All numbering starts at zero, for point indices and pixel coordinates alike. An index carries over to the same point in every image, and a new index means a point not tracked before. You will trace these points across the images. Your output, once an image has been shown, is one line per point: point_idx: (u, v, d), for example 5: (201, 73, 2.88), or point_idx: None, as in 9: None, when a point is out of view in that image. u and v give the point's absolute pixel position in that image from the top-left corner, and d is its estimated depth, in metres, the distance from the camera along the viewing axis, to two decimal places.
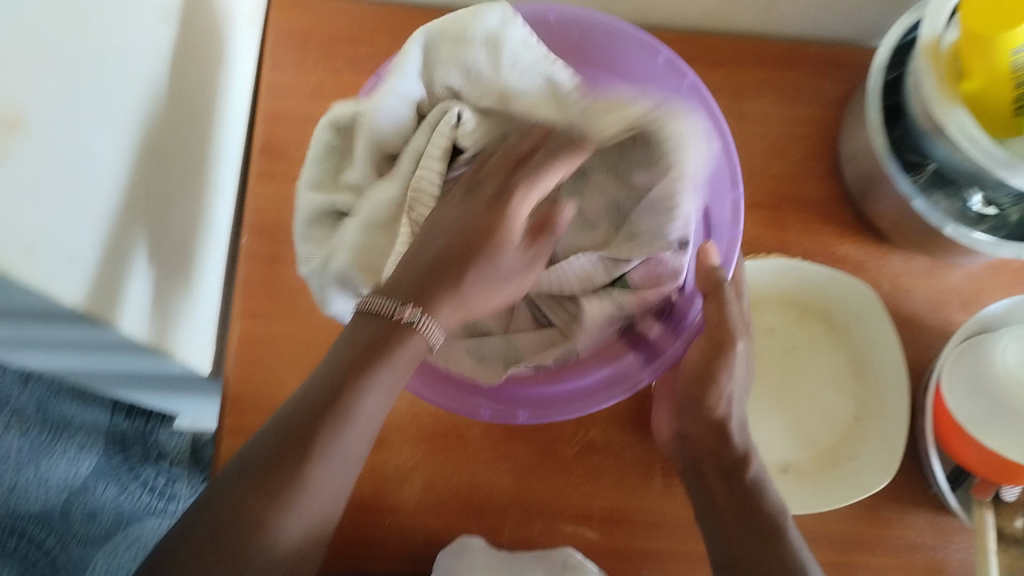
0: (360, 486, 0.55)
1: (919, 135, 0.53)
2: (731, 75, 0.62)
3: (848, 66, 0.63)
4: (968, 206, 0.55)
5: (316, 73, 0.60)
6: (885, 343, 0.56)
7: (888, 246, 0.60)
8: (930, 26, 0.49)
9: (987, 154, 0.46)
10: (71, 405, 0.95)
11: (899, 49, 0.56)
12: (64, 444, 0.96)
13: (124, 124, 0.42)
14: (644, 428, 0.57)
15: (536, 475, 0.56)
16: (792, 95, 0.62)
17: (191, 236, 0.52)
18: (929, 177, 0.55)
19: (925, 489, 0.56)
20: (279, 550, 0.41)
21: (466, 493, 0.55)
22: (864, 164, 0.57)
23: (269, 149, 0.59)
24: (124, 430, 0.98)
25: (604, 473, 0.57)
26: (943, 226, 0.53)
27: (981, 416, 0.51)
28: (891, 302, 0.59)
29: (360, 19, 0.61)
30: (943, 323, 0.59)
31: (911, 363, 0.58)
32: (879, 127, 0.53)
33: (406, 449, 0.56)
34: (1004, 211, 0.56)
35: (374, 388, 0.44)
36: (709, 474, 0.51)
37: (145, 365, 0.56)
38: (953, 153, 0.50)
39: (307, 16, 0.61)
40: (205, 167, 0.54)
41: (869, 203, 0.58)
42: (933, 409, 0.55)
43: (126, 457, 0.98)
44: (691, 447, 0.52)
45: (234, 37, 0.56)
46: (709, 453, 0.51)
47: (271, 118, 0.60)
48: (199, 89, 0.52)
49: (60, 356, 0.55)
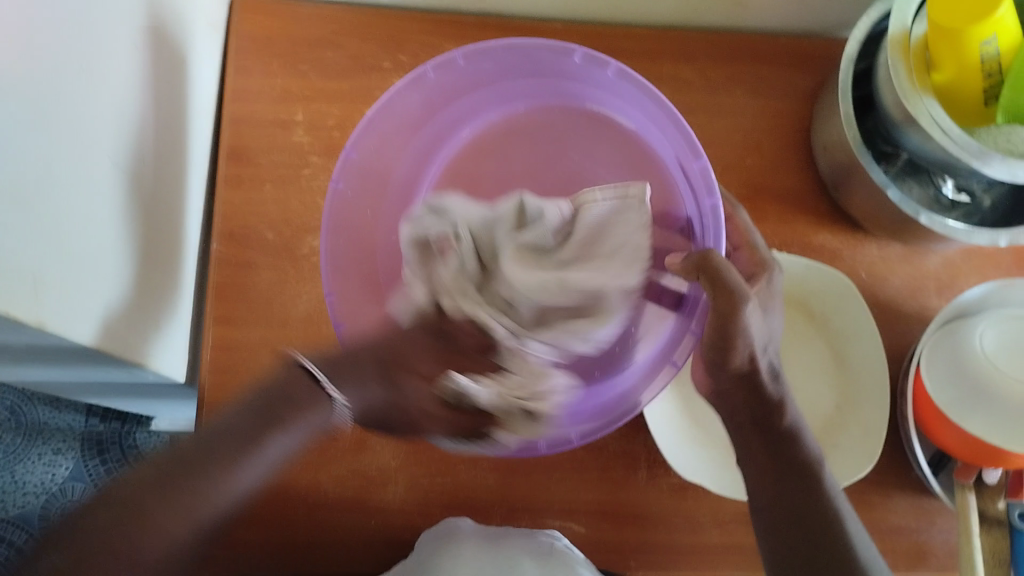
0: (347, 489, 0.55)
1: (890, 126, 0.53)
2: (702, 68, 0.62)
3: (816, 57, 0.63)
4: (941, 193, 0.56)
5: (284, 76, 0.60)
6: (865, 333, 0.57)
7: (863, 235, 0.61)
8: (897, 19, 0.50)
9: (958, 143, 0.47)
10: (44, 409, 0.94)
11: (868, 40, 0.56)
12: (40, 449, 0.95)
13: (98, 140, 0.41)
14: (627, 422, 0.58)
15: (522, 472, 0.56)
16: (763, 88, 0.62)
17: (166, 248, 0.52)
18: (902, 165, 0.56)
19: (906, 473, 0.58)
20: (156, 556, 0.34)
21: (454, 493, 0.56)
22: (837, 155, 0.57)
23: (239, 155, 0.58)
24: (100, 432, 0.97)
25: (590, 469, 0.57)
26: (917, 215, 0.53)
27: (959, 401, 0.52)
28: (867, 289, 0.60)
29: (327, 21, 0.60)
30: (919, 308, 0.60)
31: (890, 350, 0.59)
32: (850, 119, 0.54)
33: (388, 450, 0.55)
34: (975, 199, 0.57)
35: (282, 444, 0.41)
36: (746, 429, 0.49)
37: (123, 377, 0.56)
38: (925, 143, 0.50)
39: (272, 20, 0.60)
40: (180, 177, 0.53)
41: (843, 193, 0.59)
42: (912, 394, 0.56)
43: (103, 459, 0.97)
44: (724, 407, 0.50)
45: (197, 43, 0.55)
46: (740, 410, 0.49)
47: (241, 122, 0.59)
48: (170, 100, 0.51)
49: (37, 371, 0.54)
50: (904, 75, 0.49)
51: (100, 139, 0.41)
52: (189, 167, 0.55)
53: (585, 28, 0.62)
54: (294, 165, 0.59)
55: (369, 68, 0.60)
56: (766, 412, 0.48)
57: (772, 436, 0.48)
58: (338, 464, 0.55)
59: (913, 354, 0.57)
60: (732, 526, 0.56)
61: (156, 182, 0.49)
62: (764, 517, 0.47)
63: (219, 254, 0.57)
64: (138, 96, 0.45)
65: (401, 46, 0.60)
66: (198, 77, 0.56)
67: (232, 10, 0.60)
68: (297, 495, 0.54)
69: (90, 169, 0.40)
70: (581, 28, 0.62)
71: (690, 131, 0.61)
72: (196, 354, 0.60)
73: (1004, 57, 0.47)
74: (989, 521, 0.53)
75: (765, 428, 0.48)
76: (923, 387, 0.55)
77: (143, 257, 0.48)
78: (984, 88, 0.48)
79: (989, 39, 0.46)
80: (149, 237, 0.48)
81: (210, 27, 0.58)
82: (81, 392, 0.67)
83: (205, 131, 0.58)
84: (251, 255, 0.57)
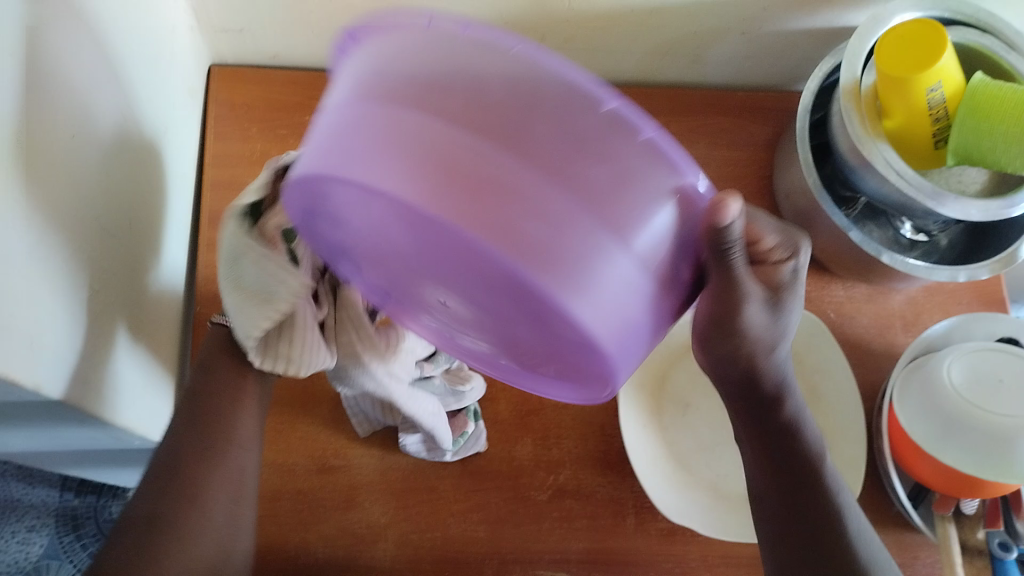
0: (335, 549, 0.54)
1: (848, 171, 0.56)
2: (665, 122, 0.65)
3: (775, 109, 0.66)
4: (900, 233, 0.59)
5: (265, 141, 0.62)
6: (839, 375, 0.59)
7: (829, 276, 0.63)
8: (849, 71, 0.52)
9: (915, 185, 0.49)
10: (19, 485, 0.91)
11: (823, 89, 0.60)
12: (12, 527, 0.89)
13: (84, 197, 0.41)
14: (612, 469, 0.59)
15: (510, 523, 0.57)
16: (725, 139, 0.65)
17: (149, 312, 0.52)
18: (861, 209, 0.59)
19: (887, 508, 0.58)
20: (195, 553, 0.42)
21: (444, 546, 0.55)
22: (799, 201, 0.60)
23: (221, 219, 0.60)
24: (75, 508, 0.91)
25: (578, 516, 0.57)
26: (879, 254, 0.55)
27: (932, 434, 0.53)
28: (835, 328, 0.62)
29: (303, 87, 0.63)
30: (887, 346, 0.62)
31: (862, 389, 0.61)
32: (809, 166, 0.57)
33: (377, 507, 0.56)
34: (933, 239, 0.60)
35: (214, 502, 0.44)
36: (760, 413, 0.46)
37: (106, 442, 0.55)
38: (881, 186, 0.53)
39: (250, 87, 0.63)
40: (162, 236, 0.54)
41: (808, 236, 0.61)
42: (887, 430, 0.58)
43: (77, 536, 0.90)
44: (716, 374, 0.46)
45: (179, 112, 0.57)
46: (819, 218, 0.58)
47: (223, 188, 0.61)
48: (154, 164, 0.52)
49: (18, 438, 0.53)
50: (858, 126, 0.51)
51: (86, 203, 0.41)
52: (172, 231, 0.56)
53: None
54: None
55: None
56: (770, 399, 0.45)
57: (770, 425, 0.46)
58: (328, 523, 0.55)
59: (883, 392, 0.59)
60: (721, 569, 0.57)
61: (142, 249, 0.50)
62: (767, 526, 0.46)
63: (200, 314, 0.57)
64: (116, 155, 0.46)
65: None
66: (182, 142, 0.58)
67: (211, 78, 0.63)
68: (285, 559, 0.54)
69: (79, 234, 0.41)
70: None
71: None
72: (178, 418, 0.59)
73: (951, 103, 0.49)
74: (969, 551, 0.54)
75: (763, 413, 0.46)
76: (894, 420, 0.57)
77: (129, 316, 0.48)
78: (935, 131, 0.50)
79: (936, 86, 0.48)
80: (135, 298, 0.49)
81: (194, 96, 0.60)
82: (58, 462, 0.66)
83: (187, 193, 0.59)
84: None
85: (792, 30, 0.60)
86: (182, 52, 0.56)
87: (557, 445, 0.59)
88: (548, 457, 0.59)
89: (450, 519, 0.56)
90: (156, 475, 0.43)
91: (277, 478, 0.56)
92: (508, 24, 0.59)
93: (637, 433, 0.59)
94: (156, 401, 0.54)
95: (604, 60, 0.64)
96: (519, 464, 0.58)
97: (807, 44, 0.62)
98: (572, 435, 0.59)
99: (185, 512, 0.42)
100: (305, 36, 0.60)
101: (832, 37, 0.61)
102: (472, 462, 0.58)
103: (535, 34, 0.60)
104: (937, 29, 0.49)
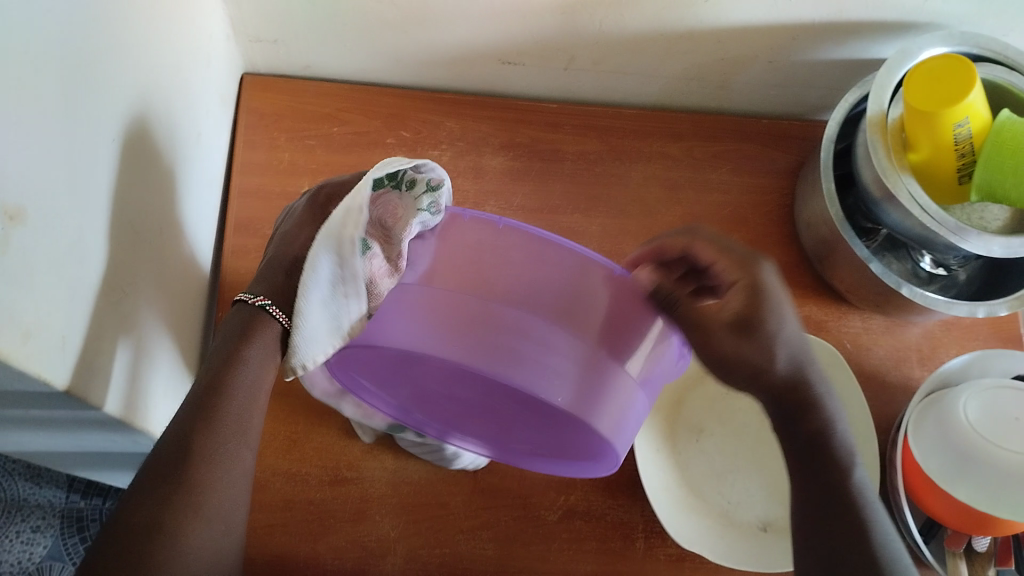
0: (343, 561, 0.54)
1: (870, 203, 0.56)
2: (689, 147, 0.65)
3: (799, 138, 0.67)
4: (918, 266, 0.59)
5: (291, 151, 0.62)
6: (854, 407, 0.59)
7: (847, 307, 0.63)
8: (875, 103, 0.52)
9: (938, 220, 0.49)
10: (25, 485, 0.90)
11: (848, 120, 0.60)
12: (17, 527, 0.89)
13: (119, 200, 0.42)
14: (624, 492, 0.58)
15: (518, 542, 0.56)
16: (747, 166, 0.65)
17: (173, 316, 0.52)
18: (882, 240, 0.59)
19: (898, 543, 0.58)
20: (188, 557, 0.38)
21: (452, 563, 0.55)
22: (821, 230, 0.60)
23: (244, 226, 0.60)
24: (80, 509, 0.91)
25: (587, 538, 0.57)
26: (899, 286, 0.55)
27: (947, 469, 0.53)
28: (852, 359, 0.62)
29: (332, 99, 0.64)
30: (903, 379, 0.62)
31: (877, 421, 0.61)
32: (833, 196, 0.57)
33: (386, 520, 0.56)
34: (952, 273, 0.60)
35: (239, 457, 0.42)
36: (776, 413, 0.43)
37: (121, 445, 0.55)
38: (904, 219, 0.53)
39: (279, 97, 0.63)
40: (189, 241, 0.54)
41: (828, 266, 0.61)
42: (901, 463, 0.57)
43: (82, 538, 0.90)
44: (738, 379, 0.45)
45: (210, 119, 0.58)
46: (840, 248, 0.58)
47: (248, 196, 0.61)
48: (184, 169, 0.53)
49: (33, 437, 0.53)
50: (883, 158, 0.51)
51: (120, 206, 0.42)
52: (197, 236, 0.56)
53: (581, 109, 0.65)
54: None
55: (372, 143, 0.63)
56: (796, 406, 0.42)
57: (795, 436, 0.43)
58: (337, 535, 0.55)
59: (898, 424, 0.59)
60: None
61: (169, 252, 0.50)
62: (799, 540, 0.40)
63: (219, 321, 0.57)
64: (152, 159, 0.46)
65: (403, 124, 0.63)
66: (211, 149, 0.58)
67: (242, 87, 0.63)
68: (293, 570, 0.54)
69: (112, 237, 0.41)
70: (573, 110, 0.65)
71: (678, 207, 0.64)
72: None
73: (975, 139, 0.49)
74: None
75: (792, 417, 0.43)
76: (909, 453, 0.56)
77: (155, 319, 0.49)
78: (959, 166, 0.50)
79: (962, 122, 0.48)
80: (161, 302, 0.49)
81: (224, 104, 0.61)
82: (68, 462, 0.66)
83: (213, 200, 0.60)
84: None
85: (820, 61, 0.60)
86: (216, 60, 0.57)
87: None
88: (559, 477, 0.58)
89: (459, 536, 0.56)
90: (149, 472, 0.39)
91: (289, 487, 0.56)
92: (540, 45, 0.59)
93: (649, 457, 0.59)
94: (174, 405, 0.54)
95: (631, 83, 0.64)
96: (531, 483, 0.58)
97: (834, 76, 0.62)
98: None
99: (179, 506, 0.38)
100: (337, 49, 0.61)
101: (859, 69, 0.61)
102: (483, 479, 0.58)
103: (564, 55, 0.60)
104: (963, 67, 0.49)
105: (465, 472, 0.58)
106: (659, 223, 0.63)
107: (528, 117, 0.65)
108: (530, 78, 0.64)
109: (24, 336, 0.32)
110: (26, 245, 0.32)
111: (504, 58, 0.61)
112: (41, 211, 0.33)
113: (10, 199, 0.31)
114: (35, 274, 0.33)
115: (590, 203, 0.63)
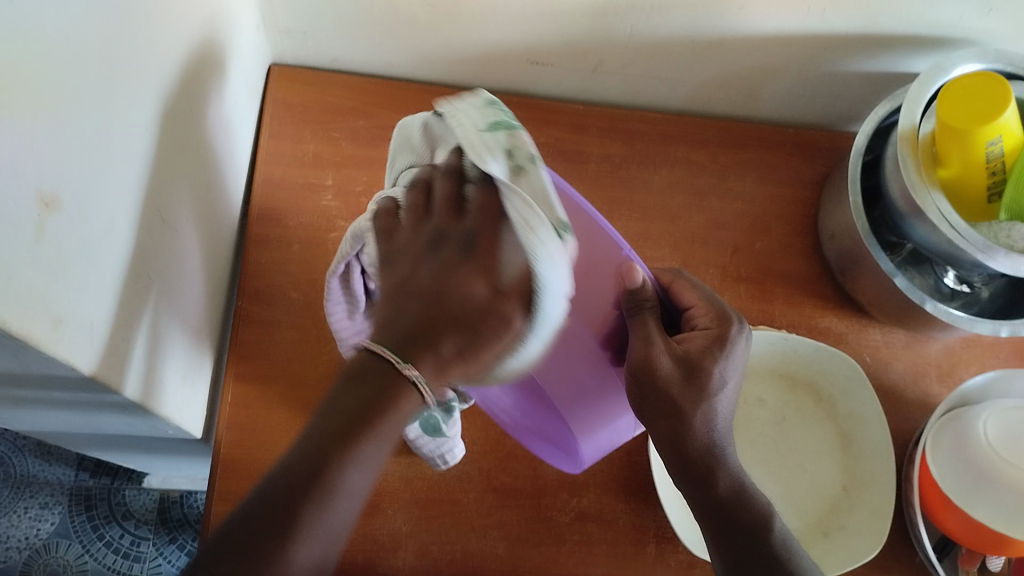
0: (355, 554, 0.54)
1: (898, 217, 0.56)
2: (714, 154, 0.65)
3: (824, 149, 0.66)
4: (941, 281, 0.58)
5: (316, 143, 0.62)
6: (872, 421, 0.59)
7: (867, 320, 0.63)
8: (907, 117, 0.52)
9: (967, 238, 0.49)
10: (35, 462, 0.91)
11: (877, 132, 0.59)
12: (26, 503, 0.89)
13: (149, 188, 0.42)
14: (636, 496, 0.58)
15: (529, 543, 0.56)
16: (771, 175, 0.65)
17: (195, 304, 0.52)
18: (906, 255, 0.59)
19: (910, 558, 0.58)
20: None
21: (463, 561, 0.55)
22: (844, 242, 0.59)
23: (267, 217, 0.60)
24: (89, 488, 0.92)
25: (598, 541, 0.57)
26: (923, 302, 0.55)
27: (964, 488, 0.53)
28: (870, 373, 0.61)
29: (359, 93, 0.64)
30: (921, 395, 0.61)
31: (893, 435, 0.60)
32: (859, 208, 0.56)
33: (399, 515, 0.56)
34: (975, 290, 0.59)
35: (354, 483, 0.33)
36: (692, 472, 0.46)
37: (139, 429, 0.55)
38: (931, 235, 0.53)
39: (306, 89, 0.63)
40: (213, 229, 0.54)
41: (850, 278, 0.60)
42: (918, 478, 0.57)
43: (89, 516, 0.91)
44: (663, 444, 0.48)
45: (238, 109, 0.58)
46: (863, 261, 0.58)
47: (272, 187, 0.61)
48: (212, 158, 0.53)
49: (53, 418, 0.54)
50: (912, 173, 0.51)
51: (150, 193, 0.42)
52: (221, 225, 0.57)
53: (608, 111, 0.65)
54: (323, 228, 0.61)
55: None
56: (702, 470, 0.46)
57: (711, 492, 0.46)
58: (349, 528, 0.55)
59: (917, 439, 0.59)
60: None
61: (194, 240, 0.51)
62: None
63: (240, 310, 0.58)
64: (181, 147, 0.46)
65: None
66: (238, 138, 0.58)
67: (269, 78, 0.63)
68: None
69: (141, 224, 0.41)
70: (599, 112, 0.65)
71: (701, 213, 0.64)
72: (210, 410, 0.59)
73: (1007, 158, 0.49)
74: None
75: (703, 481, 0.46)
76: (926, 469, 0.56)
77: (177, 307, 0.49)
78: (989, 184, 0.50)
79: (994, 141, 0.48)
80: (184, 290, 0.50)
81: (252, 94, 0.61)
82: (82, 443, 0.66)
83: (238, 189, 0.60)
84: (271, 312, 0.58)
85: (850, 72, 0.60)
86: (247, 50, 0.57)
87: (583, 468, 0.59)
88: (572, 479, 0.58)
89: (470, 533, 0.56)
90: (268, 505, 0.32)
91: None
92: (570, 46, 0.59)
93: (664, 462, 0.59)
94: (194, 392, 0.54)
95: (659, 87, 0.64)
96: (544, 484, 0.58)
97: (863, 88, 0.62)
98: (599, 459, 0.59)
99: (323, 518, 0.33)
100: (366, 43, 0.61)
101: (889, 81, 0.61)
102: (496, 477, 0.58)
103: (593, 57, 0.60)
104: (995, 86, 0.49)
105: (479, 470, 0.58)
106: (681, 229, 0.63)
107: (554, 117, 0.64)
108: (558, 78, 0.64)
109: (57, 323, 0.32)
110: (59, 232, 0.32)
111: (532, 59, 0.61)
112: (74, 198, 0.33)
113: (46, 186, 0.31)
114: (67, 261, 0.33)
115: (613, 206, 0.63)
